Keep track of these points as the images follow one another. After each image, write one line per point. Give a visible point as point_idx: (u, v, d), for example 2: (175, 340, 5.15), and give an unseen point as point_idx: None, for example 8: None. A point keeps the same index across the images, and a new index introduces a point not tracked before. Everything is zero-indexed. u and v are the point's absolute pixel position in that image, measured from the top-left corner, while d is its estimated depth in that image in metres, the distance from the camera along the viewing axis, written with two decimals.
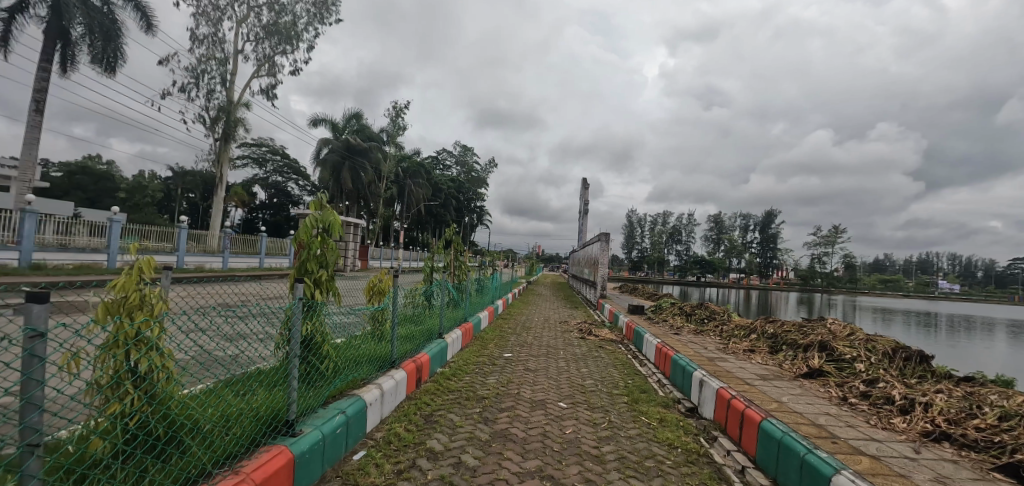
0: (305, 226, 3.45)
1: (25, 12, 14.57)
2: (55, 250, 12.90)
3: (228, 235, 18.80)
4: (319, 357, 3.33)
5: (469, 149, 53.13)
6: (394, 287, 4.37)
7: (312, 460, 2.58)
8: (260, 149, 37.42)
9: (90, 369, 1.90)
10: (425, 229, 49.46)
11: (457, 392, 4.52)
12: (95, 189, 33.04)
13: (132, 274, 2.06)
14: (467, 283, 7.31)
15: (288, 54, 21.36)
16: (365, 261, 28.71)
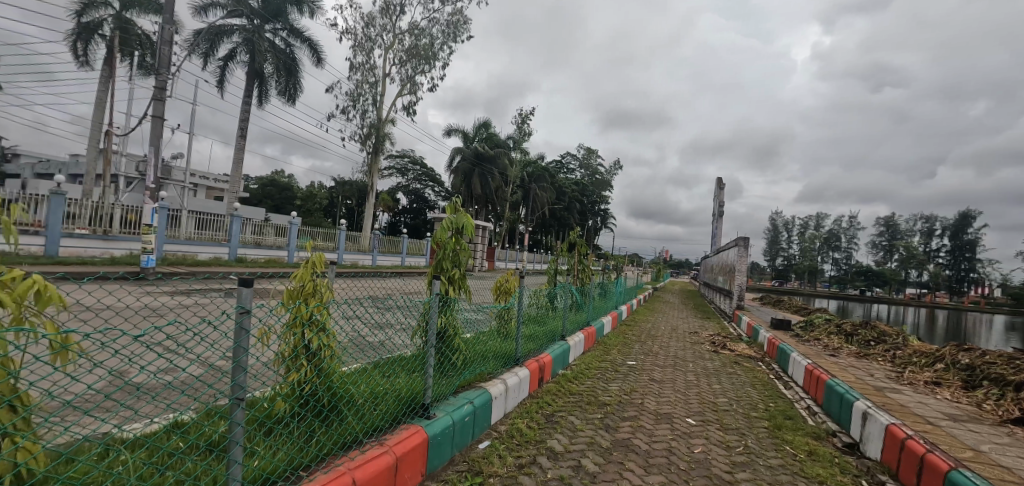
0: (442, 228, 3.75)
1: (234, 59, 18.26)
2: (252, 246, 15.95)
3: (377, 236, 21.31)
4: (451, 349, 3.59)
5: (593, 152, 52.56)
6: (520, 287, 4.51)
7: (443, 443, 2.78)
8: (403, 159, 41.70)
9: (277, 342, 2.31)
10: (548, 232, 50.16)
11: (577, 396, 4.50)
12: (280, 198, 40.06)
13: (307, 266, 2.46)
14: (591, 287, 7.24)
15: (426, 73, 23.47)
16: (491, 262, 30.18)
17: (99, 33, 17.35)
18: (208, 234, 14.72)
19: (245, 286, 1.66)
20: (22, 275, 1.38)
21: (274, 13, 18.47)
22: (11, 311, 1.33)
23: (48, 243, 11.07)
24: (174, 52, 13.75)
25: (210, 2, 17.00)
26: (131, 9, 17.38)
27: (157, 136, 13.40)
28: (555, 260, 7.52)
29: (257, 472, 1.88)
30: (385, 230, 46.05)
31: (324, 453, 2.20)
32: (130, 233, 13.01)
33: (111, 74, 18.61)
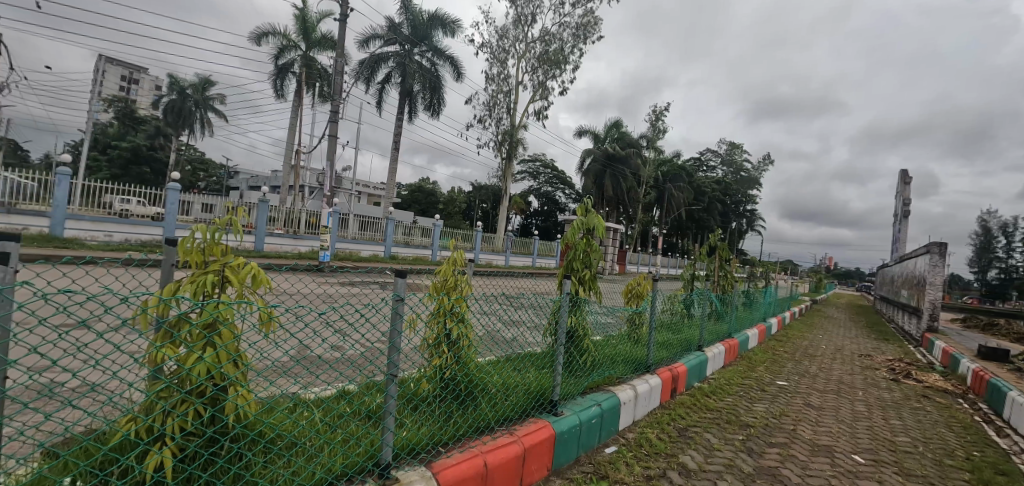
0: (573, 229, 3.79)
1: (389, 82, 20.71)
2: (403, 245, 17.94)
3: (510, 237, 22.27)
4: (579, 350, 3.60)
5: (738, 146, 47.84)
6: (653, 291, 4.32)
7: (570, 441, 2.80)
8: (535, 163, 43.41)
9: (423, 329, 2.57)
10: (685, 236, 47.00)
11: (715, 412, 4.14)
12: (426, 202, 44.34)
13: (449, 262, 2.70)
14: (734, 295, 6.61)
15: (557, 78, 23.82)
16: (622, 266, 29.39)
17: (291, 71, 21.17)
18: (369, 234, 16.98)
19: (400, 277, 1.88)
20: (245, 261, 1.77)
21: (421, 37, 20.54)
22: (236, 288, 1.71)
23: (257, 241, 13.87)
24: (345, 79, 16.14)
25: (372, 34, 19.58)
26: (314, 48, 20.89)
27: (332, 151, 15.87)
28: (691, 265, 7.04)
29: (405, 441, 2.11)
30: (517, 232, 47.87)
31: (460, 434, 2.38)
32: (312, 233, 15.62)
33: (300, 103, 22.57)
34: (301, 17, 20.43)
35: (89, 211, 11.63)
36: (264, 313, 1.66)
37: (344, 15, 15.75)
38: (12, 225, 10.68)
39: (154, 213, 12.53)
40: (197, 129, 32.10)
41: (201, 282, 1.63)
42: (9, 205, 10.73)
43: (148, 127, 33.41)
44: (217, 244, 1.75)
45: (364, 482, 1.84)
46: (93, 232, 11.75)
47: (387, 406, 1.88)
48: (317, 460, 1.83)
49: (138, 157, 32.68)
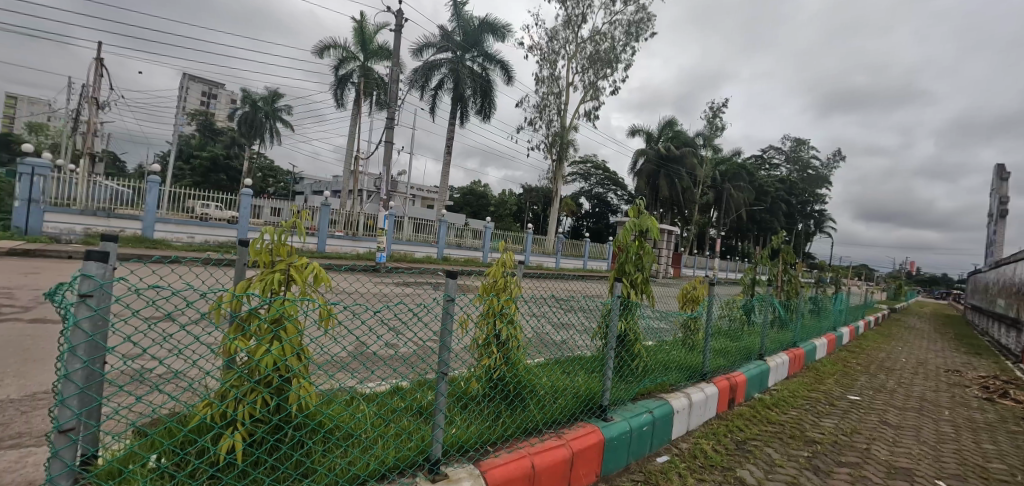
0: (625, 230, 3.71)
1: (441, 89, 21.26)
2: (455, 247, 18.32)
3: (560, 239, 22.14)
4: (630, 355, 3.51)
5: (805, 143, 44.96)
6: (709, 296, 4.15)
7: (620, 447, 2.74)
8: (587, 165, 43.04)
9: (473, 329, 2.62)
10: (745, 238, 44.72)
11: (778, 426, 3.90)
12: (477, 205, 45.07)
13: (499, 264, 2.73)
14: (800, 302, 6.21)
15: (609, 77, 23.46)
16: (678, 269, 28.40)
17: (351, 81, 22.25)
18: (423, 236, 17.50)
19: (451, 277, 1.92)
20: (308, 261, 1.88)
21: (472, 43, 20.94)
22: (300, 286, 1.82)
23: (320, 242, 14.67)
24: (400, 86, 16.76)
25: (425, 43, 20.20)
26: (372, 58, 21.86)
27: (388, 157, 16.51)
28: (752, 269, 6.69)
29: (454, 439, 2.15)
30: (568, 234, 47.54)
31: (508, 435, 2.39)
32: (370, 235, 16.30)
33: (358, 111, 23.67)
34: (359, 30, 21.44)
35: (175, 215, 12.81)
36: (324, 310, 1.76)
37: (400, 25, 16.37)
38: (112, 227, 11.96)
39: (230, 216, 13.58)
40: (267, 138, 34.48)
41: (269, 280, 1.75)
42: (110, 210, 12.04)
43: (226, 138, 36.31)
44: (283, 245, 1.87)
45: (414, 476, 1.89)
46: (178, 234, 12.90)
47: (437, 404, 1.93)
48: (371, 452, 1.91)
49: (216, 166, 35.56)
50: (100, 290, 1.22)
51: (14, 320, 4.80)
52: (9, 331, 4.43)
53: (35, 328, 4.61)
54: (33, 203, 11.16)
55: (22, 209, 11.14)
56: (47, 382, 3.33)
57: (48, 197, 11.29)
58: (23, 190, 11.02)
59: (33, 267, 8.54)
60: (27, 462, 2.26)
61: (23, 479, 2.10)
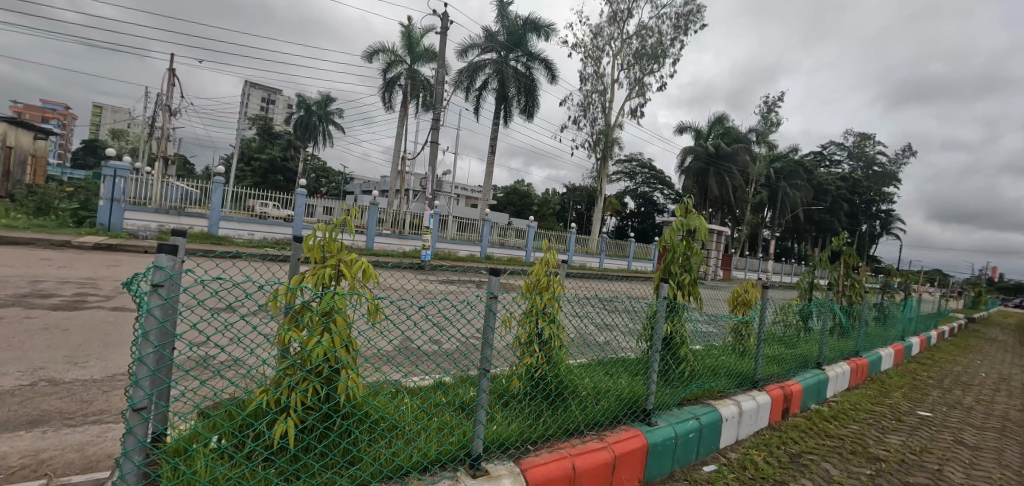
0: (672, 230, 3.59)
1: (486, 89, 21.45)
2: (498, 246, 18.45)
3: (604, 239, 21.81)
4: (676, 358, 3.40)
5: (870, 138, 42.08)
6: (763, 300, 3.94)
7: (664, 453, 2.66)
8: (632, 163, 42.21)
9: (515, 327, 2.61)
10: (802, 239, 42.34)
11: (837, 440, 3.66)
12: (520, 204, 45.22)
13: (542, 263, 2.71)
14: (863, 308, 5.79)
15: (656, 72, 22.86)
16: (728, 271, 27.28)
17: (398, 84, 22.89)
18: (466, 235, 17.73)
19: (494, 275, 1.93)
20: (356, 257, 1.94)
21: (516, 42, 21.01)
22: (349, 281, 1.89)
23: (368, 240, 15.20)
24: (445, 87, 17.06)
25: (469, 44, 20.46)
26: (418, 61, 22.39)
27: (433, 156, 16.85)
28: (809, 272, 6.31)
29: (495, 436, 2.16)
30: (612, 234, 46.74)
31: (550, 434, 2.38)
32: (416, 233, 16.68)
33: (405, 113, 24.31)
34: (406, 33, 22.01)
35: (237, 213, 13.63)
36: (371, 304, 1.81)
37: (445, 27, 16.67)
38: (182, 225, 12.88)
39: (285, 215, 14.31)
40: (320, 140, 36.08)
41: (321, 274, 1.83)
42: (180, 209, 12.98)
43: (283, 140, 38.33)
44: (334, 241, 1.94)
45: (455, 471, 1.92)
46: (240, 231, 13.73)
47: (479, 400, 1.94)
48: (414, 444, 1.95)
49: (274, 167, 37.59)
50: (170, 280, 1.31)
51: (98, 308, 5.27)
52: (94, 318, 4.88)
53: (116, 316, 5.04)
54: (115, 202, 12.13)
55: (105, 207, 12.13)
56: (124, 365, 3.63)
57: (127, 197, 12.28)
58: (107, 190, 12.06)
59: (114, 260, 9.35)
60: (107, 437, 2.48)
61: (103, 453, 2.30)
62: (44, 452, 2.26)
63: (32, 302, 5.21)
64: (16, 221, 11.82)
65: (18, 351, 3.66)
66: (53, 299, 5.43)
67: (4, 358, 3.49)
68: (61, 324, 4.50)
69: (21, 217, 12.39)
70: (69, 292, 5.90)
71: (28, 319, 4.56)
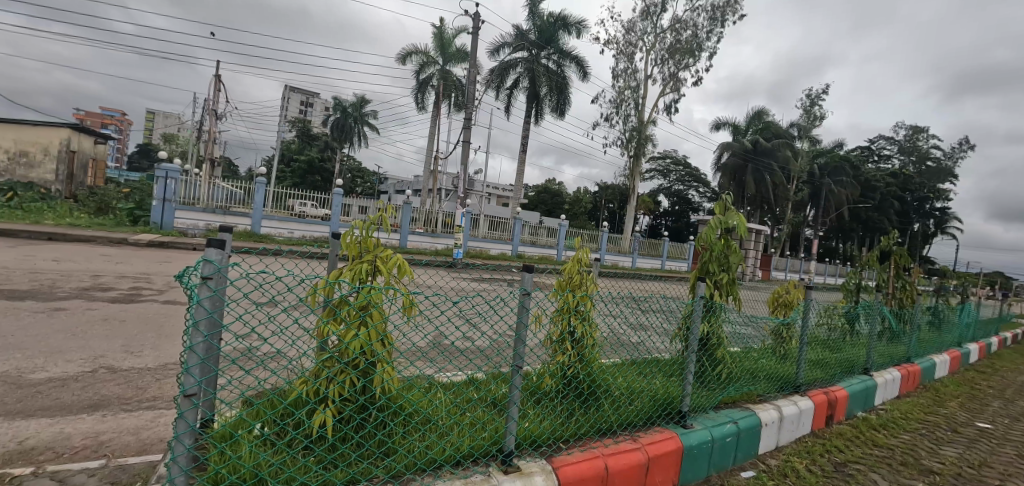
0: (709, 228, 3.49)
1: (517, 88, 21.48)
2: (529, 245, 18.45)
3: (637, 238, 21.46)
4: (713, 360, 3.31)
5: (923, 131, 39.69)
6: (805, 301, 3.77)
7: (700, 457, 2.59)
8: (665, 160, 41.43)
9: (548, 325, 2.60)
10: (847, 239, 40.37)
11: (886, 450, 3.47)
12: (551, 203, 45.10)
13: (575, 261, 2.70)
14: (916, 311, 5.47)
15: (691, 67, 22.30)
16: (767, 272, 26.32)
17: (431, 84, 23.21)
18: (498, 233, 17.83)
19: (527, 272, 1.93)
20: (391, 253, 1.98)
21: (547, 40, 20.94)
22: (385, 276, 1.93)
23: (402, 238, 15.51)
24: (477, 87, 17.18)
25: (501, 43, 20.53)
26: (450, 62, 22.65)
27: (465, 156, 17.01)
28: (856, 272, 6.01)
29: (527, 433, 2.16)
30: (645, 233, 45.89)
31: (582, 433, 2.36)
32: (448, 232, 16.88)
33: (438, 113, 24.63)
34: (438, 34, 22.31)
35: (277, 213, 14.18)
36: (407, 300, 1.84)
37: (476, 27, 16.81)
38: (227, 223, 13.51)
39: (323, 214, 14.77)
40: (356, 142, 37.03)
41: (358, 270, 1.87)
42: (226, 208, 13.61)
43: (320, 142, 39.58)
44: (370, 238, 1.97)
45: (487, 466, 1.92)
46: (280, 230, 14.27)
47: (511, 396, 1.94)
48: (448, 438, 1.98)
49: (312, 168, 38.86)
50: (218, 273, 1.37)
51: (152, 302, 5.59)
52: (148, 311, 5.18)
53: (168, 308, 5.33)
54: (167, 202, 12.82)
55: (158, 207, 12.83)
56: (175, 355, 3.84)
57: (178, 197, 12.96)
58: (159, 190, 12.78)
59: (166, 256, 9.90)
60: (160, 422, 2.62)
61: (157, 437, 2.44)
62: (104, 434, 2.41)
63: (93, 295, 5.57)
64: (79, 220, 12.68)
65: (81, 339, 3.92)
66: (111, 292, 5.80)
67: (70, 345, 3.75)
68: (119, 315, 4.80)
69: (84, 216, 13.28)
70: (126, 286, 6.28)
71: (90, 310, 4.88)
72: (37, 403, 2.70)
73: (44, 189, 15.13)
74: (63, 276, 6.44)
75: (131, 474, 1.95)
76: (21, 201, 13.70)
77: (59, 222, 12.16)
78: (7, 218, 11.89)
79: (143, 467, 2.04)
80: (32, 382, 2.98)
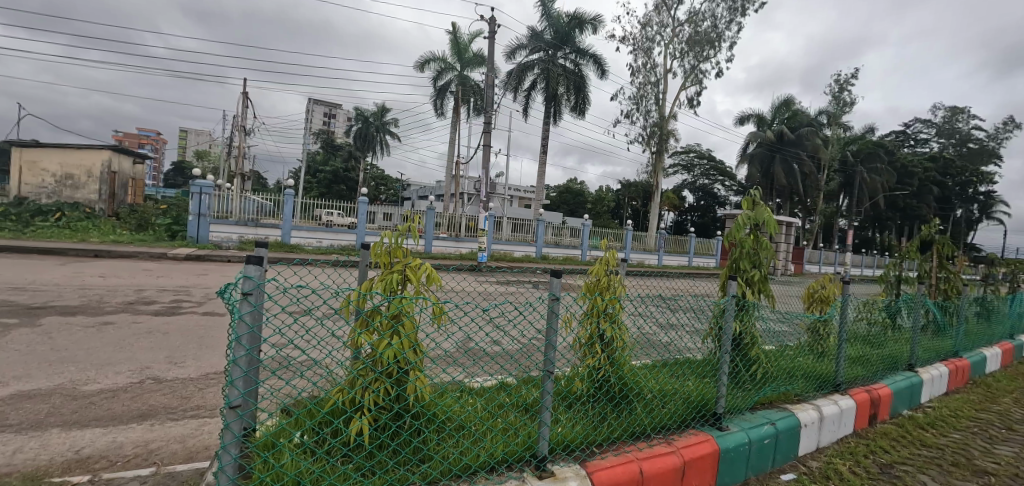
0: (739, 224, 3.41)
1: (534, 90, 21.49)
2: (553, 246, 18.38)
3: (662, 235, 21.13)
4: (746, 360, 3.22)
5: (963, 111, 37.86)
6: (843, 296, 3.62)
7: (738, 460, 2.53)
8: (689, 155, 40.88)
9: (577, 329, 2.58)
10: (885, 228, 38.74)
11: (934, 450, 3.31)
12: (574, 203, 44.98)
13: (602, 262, 2.66)
14: (960, 303, 5.23)
15: (712, 58, 21.88)
16: (801, 265, 25.42)
17: (449, 90, 23.41)
18: (521, 235, 17.85)
19: (555, 277, 1.91)
20: (421, 262, 2.00)
21: (564, 40, 20.90)
22: (414, 285, 1.94)
23: (426, 243, 15.71)
24: (495, 91, 17.27)
25: (517, 45, 20.62)
26: (467, 67, 22.87)
27: (486, 160, 17.13)
28: (895, 264, 5.78)
29: (560, 438, 2.15)
30: (670, 229, 45.13)
31: (616, 437, 2.34)
32: (471, 236, 16.98)
33: (457, 119, 24.87)
34: (455, 41, 22.55)
35: (306, 222, 14.53)
36: (436, 308, 1.85)
37: (492, 31, 16.95)
38: (259, 235, 13.94)
39: (349, 222, 15.09)
40: (378, 150, 37.75)
41: (389, 280, 1.90)
42: (257, 220, 14.02)
43: (344, 152, 40.56)
44: (399, 247, 2.01)
45: (522, 471, 1.94)
46: (309, 239, 14.66)
47: (543, 401, 1.94)
48: (482, 444, 1.99)
49: (337, 178, 39.85)
50: (258, 289, 1.42)
51: (192, 313, 5.82)
52: (189, 322, 5.40)
53: (207, 320, 5.54)
54: (202, 217, 13.30)
55: (194, 222, 13.32)
56: (216, 365, 3.99)
57: (212, 212, 13.43)
58: (194, 206, 13.27)
59: (203, 269, 10.29)
60: (205, 430, 2.73)
61: (202, 444, 2.54)
62: (154, 443, 2.53)
63: (137, 308, 5.84)
64: (121, 236, 13.30)
65: (128, 352, 4.11)
66: (154, 305, 6.06)
67: (117, 358, 3.93)
68: (162, 328, 5.00)
69: (126, 233, 13.92)
70: (168, 299, 6.56)
71: (135, 323, 5.11)
72: (91, 413, 2.85)
73: (88, 208, 15.91)
74: (109, 291, 6.78)
75: (180, 481, 2.04)
76: (69, 221, 14.47)
77: (103, 239, 12.80)
78: (56, 238, 12.60)
79: (190, 474, 2.12)
80: (85, 393, 3.15)
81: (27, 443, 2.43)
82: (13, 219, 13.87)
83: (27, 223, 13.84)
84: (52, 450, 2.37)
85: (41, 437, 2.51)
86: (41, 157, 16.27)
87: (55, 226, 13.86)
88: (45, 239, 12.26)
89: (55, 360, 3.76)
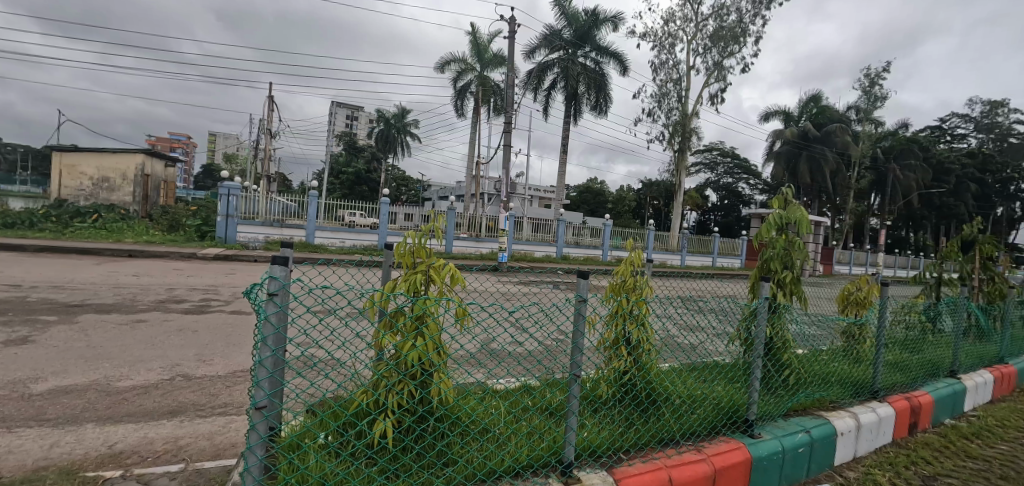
0: (768, 224, 3.29)
1: (555, 89, 21.39)
2: (574, 246, 18.24)
3: (685, 235, 20.73)
4: (778, 364, 3.11)
5: (1002, 105, 36.36)
6: (881, 299, 3.43)
7: (771, 469, 2.43)
8: (712, 152, 39.96)
9: (603, 329, 2.53)
10: (919, 227, 37.27)
11: (980, 462, 3.12)
12: (595, 203, 44.72)
13: (627, 263, 2.57)
14: (1006, 305, 4.92)
15: (736, 54, 21.37)
16: (830, 266, 24.63)
17: (469, 91, 23.41)
18: (542, 235, 17.81)
19: (583, 277, 1.85)
20: (445, 262, 1.96)
21: (583, 38, 20.77)
22: (438, 286, 1.91)
23: (448, 244, 15.95)
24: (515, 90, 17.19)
25: (535, 45, 20.60)
26: (487, 67, 22.94)
27: (506, 160, 17.11)
28: (935, 265, 5.51)
29: (587, 443, 2.09)
30: (693, 229, 44.68)
31: (642, 443, 2.25)
32: (492, 236, 17.03)
33: (477, 119, 24.99)
34: (474, 42, 22.66)
35: (329, 223, 14.88)
36: (461, 309, 1.80)
37: (512, 31, 16.96)
38: (284, 235, 14.21)
39: (371, 223, 15.31)
40: (400, 151, 38.17)
41: (412, 281, 1.86)
42: (282, 221, 14.34)
43: (367, 154, 41.35)
44: (423, 247, 1.96)
45: (547, 477, 1.88)
46: (333, 239, 14.97)
47: (569, 406, 1.88)
48: (506, 448, 1.95)
49: (360, 179, 40.64)
50: (283, 289, 1.40)
51: (220, 312, 5.97)
52: (218, 320, 5.52)
53: (235, 319, 5.66)
54: (230, 217, 13.58)
55: (222, 223, 13.62)
56: (241, 363, 4.05)
57: (239, 212, 13.71)
58: (223, 206, 13.56)
59: (230, 268, 10.50)
60: (231, 427, 2.77)
61: (229, 442, 2.57)
62: (182, 439, 2.57)
63: (168, 307, 5.98)
64: (153, 237, 13.72)
65: (159, 349, 4.22)
66: (184, 304, 6.22)
67: (149, 355, 4.02)
68: (192, 326, 5.14)
69: (158, 233, 14.36)
70: (197, 297, 6.74)
71: (166, 321, 5.24)
72: (123, 409, 2.92)
73: (123, 210, 16.44)
74: (142, 289, 6.96)
75: (208, 478, 2.05)
76: (104, 221, 15.03)
77: (137, 239, 13.23)
78: (94, 238, 13.15)
79: (217, 471, 2.14)
80: (118, 389, 3.23)
81: (63, 437, 2.50)
82: (53, 221, 14.50)
83: (66, 224, 14.46)
84: (87, 444, 2.43)
85: (76, 431, 2.58)
86: (79, 160, 17.04)
87: (92, 227, 14.39)
88: (82, 239, 12.79)
89: (91, 356, 3.88)
